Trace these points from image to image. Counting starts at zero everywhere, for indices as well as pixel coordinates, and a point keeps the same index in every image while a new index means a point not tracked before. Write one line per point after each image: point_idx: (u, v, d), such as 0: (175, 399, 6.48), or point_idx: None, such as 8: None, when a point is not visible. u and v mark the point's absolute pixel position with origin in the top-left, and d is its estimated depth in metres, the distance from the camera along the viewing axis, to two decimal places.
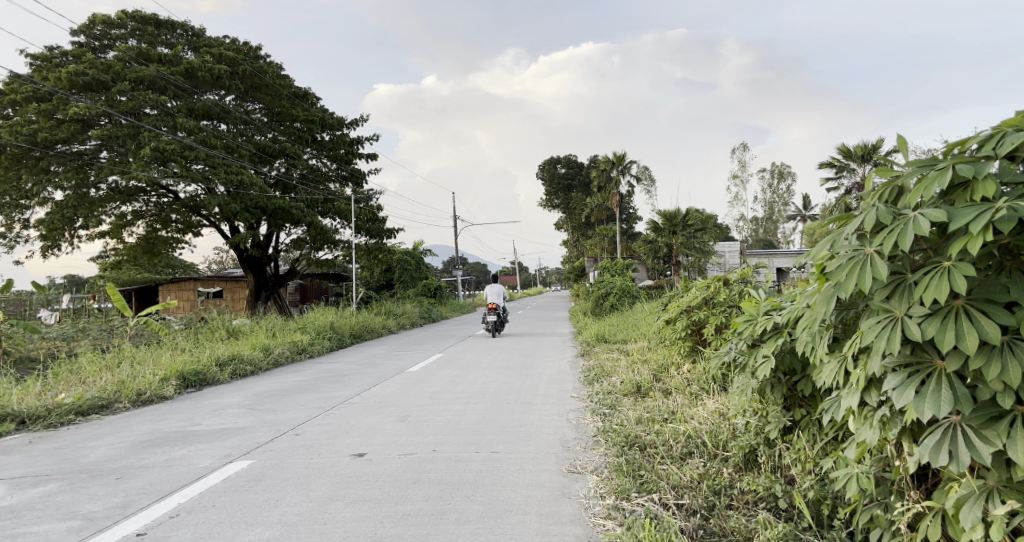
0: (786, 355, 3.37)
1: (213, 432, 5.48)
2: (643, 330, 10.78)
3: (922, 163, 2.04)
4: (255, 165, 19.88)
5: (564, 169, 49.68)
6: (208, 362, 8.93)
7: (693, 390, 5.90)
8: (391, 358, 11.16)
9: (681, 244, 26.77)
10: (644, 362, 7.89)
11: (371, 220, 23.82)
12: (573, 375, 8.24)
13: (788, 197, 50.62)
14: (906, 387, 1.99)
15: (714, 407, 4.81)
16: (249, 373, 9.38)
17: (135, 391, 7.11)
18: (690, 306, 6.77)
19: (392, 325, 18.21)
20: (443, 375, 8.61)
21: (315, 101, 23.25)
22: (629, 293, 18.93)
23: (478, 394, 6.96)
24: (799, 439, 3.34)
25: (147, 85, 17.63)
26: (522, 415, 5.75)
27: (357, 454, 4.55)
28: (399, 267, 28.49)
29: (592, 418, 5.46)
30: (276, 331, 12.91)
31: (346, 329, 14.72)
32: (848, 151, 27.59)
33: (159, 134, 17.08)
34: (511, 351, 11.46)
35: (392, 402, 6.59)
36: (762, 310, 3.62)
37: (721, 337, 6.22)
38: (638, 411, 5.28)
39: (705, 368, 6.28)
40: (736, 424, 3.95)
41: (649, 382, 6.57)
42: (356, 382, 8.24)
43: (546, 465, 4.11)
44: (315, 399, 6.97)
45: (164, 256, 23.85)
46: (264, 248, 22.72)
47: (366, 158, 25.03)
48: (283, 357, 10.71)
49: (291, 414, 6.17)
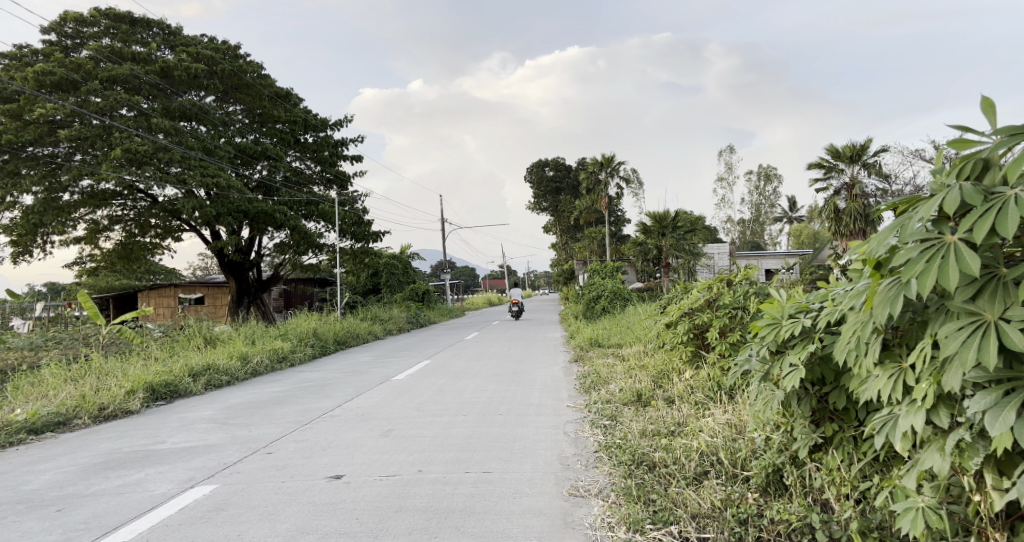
0: (816, 364, 2.98)
1: (177, 451, 4.97)
2: (638, 333, 10.41)
3: (1018, 131, 1.70)
4: (235, 167, 19.30)
5: (552, 172, 49.26)
6: (180, 372, 8.38)
7: (699, 399, 5.54)
8: (376, 365, 10.66)
9: (671, 246, 26.42)
10: (642, 368, 7.51)
11: (356, 223, 23.27)
12: (568, 382, 7.85)
13: (774, 199, 50.76)
14: (1004, 409, 1.65)
15: (726, 417, 4.45)
16: (224, 384, 8.85)
17: (98, 405, 6.55)
18: (692, 308, 6.45)
19: (378, 331, 17.71)
20: (432, 384, 8.17)
21: (298, 101, 22.67)
22: (621, 296, 18.60)
23: (467, 404, 6.53)
24: (832, 458, 2.96)
25: (119, 83, 16.99)
26: (515, 428, 5.33)
27: (334, 475, 4.09)
28: (386, 271, 27.95)
29: (592, 430, 5.06)
30: (256, 339, 12.35)
31: (330, 335, 14.19)
32: (837, 151, 27.53)
33: (132, 135, 16.43)
34: (500, 358, 11.03)
35: (375, 415, 6.12)
36: (787, 312, 3.22)
37: (726, 341, 5.89)
38: (643, 423, 4.90)
39: (710, 375, 5.94)
40: (756, 439, 3.59)
41: (650, 390, 6.20)
42: (338, 392, 7.76)
43: (543, 487, 3.70)
44: (293, 412, 6.48)
45: (144, 262, 23.15)
46: (245, 253, 22.07)
47: (350, 160, 24.51)
48: (263, 366, 10.18)
49: (265, 429, 5.68)
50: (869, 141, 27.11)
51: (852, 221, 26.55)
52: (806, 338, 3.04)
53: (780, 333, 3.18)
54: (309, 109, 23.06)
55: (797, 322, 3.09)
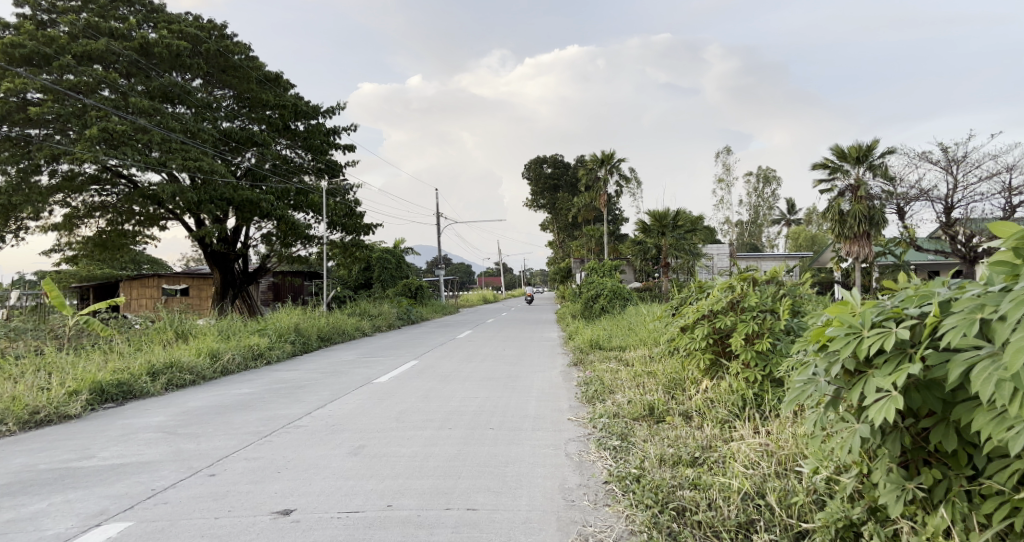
0: (917, 389, 2.21)
1: (104, 468, 4.14)
2: (643, 337, 9.66)
3: None
4: (220, 152, 18.48)
5: (550, 169, 48.49)
6: (137, 370, 7.53)
7: (724, 417, 4.86)
8: (358, 365, 9.83)
9: (670, 245, 25.55)
10: (651, 375, 6.77)
11: (347, 216, 22.46)
12: (568, 390, 7.08)
13: (773, 200, 50.19)
14: None
15: (766, 447, 3.78)
16: (188, 383, 8.02)
17: (29, 409, 5.70)
18: (711, 310, 5.70)
19: (367, 326, 16.89)
20: (417, 388, 7.36)
21: (288, 87, 21.81)
22: (620, 296, 17.81)
23: (454, 414, 5.76)
24: (938, 520, 2.19)
25: (95, 60, 16.06)
26: (508, 447, 4.56)
27: (283, 511, 3.29)
28: (378, 265, 27.04)
29: (599, 453, 4.29)
30: (231, 334, 11.50)
31: (313, 331, 13.36)
32: (843, 151, 26.86)
33: (109, 114, 15.42)
34: (494, 359, 10.22)
35: (346, 427, 5.29)
36: (870, 320, 2.41)
37: (753, 349, 5.20)
38: (661, 446, 4.17)
39: (734, 387, 5.26)
40: (814, 479, 2.85)
41: (663, 401, 5.45)
42: (311, 397, 6.93)
43: (541, 535, 2.91)
44: (254, 421, 5.66)
45: (126, 251, 22.26)
46: (230, 244, 21.22)
47: (342, 150, 23.67)
48: (234, 364, 9.34)
49: (217, 442, 4.85)
50: (876, 141, 26.49)
51: (856, 224, 25.86)
52: (902, 354, 2.26)
53: (860, 345, 2.39)
54: (299, 96, 22.19)
55: (885, 331, 2.30)
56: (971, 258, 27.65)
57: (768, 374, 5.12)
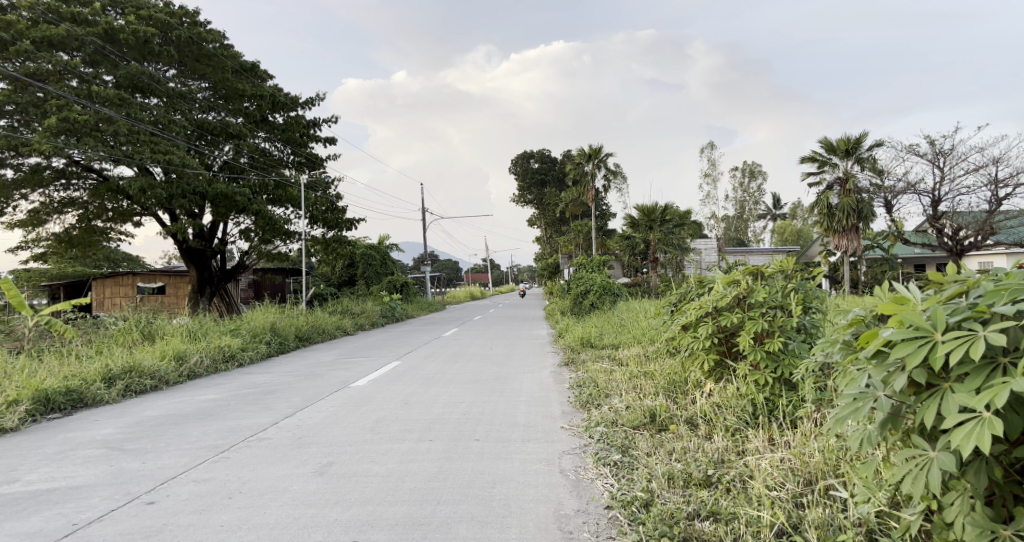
0: (1014, 409, 1.75)
1: (23, 495, 3.55)
2: (636, 334, 9.20)
3: None
4: (193, 143, 17.71)
5: (537, 164, 47.98)
6: (90, 376, 6.89)
7: (733, 426, 4.44)
8: (336, 367, 9.23)
9: (659, 240, 25.09)
10: (648, 377, 6.31)
11: (329, 210, 21.77)
12: (560, 393, 6.59)
13: (759, 196, 50.16)
14: None
15: (789, 464, 3.35)
16: (149, 389, 7.38)
17: None
18: (715, 307, 5.21)
19: (349, 325, 16.30)
20: (397, 393, 6.82)
21: (265, 76, 21.02)
22: (610, 291, 17.36)
23: (436, 422, 5.23)
24: None
25: (56, 46, 15.28)
26: (495, 463, 4.05)
27: None
28: (363, 262, 26.38)
29: (598, 470, 3.83)
30: (201, 335, 10.83)
31: (290, 330, 12.71)
32: (832, 144, 26.68)
33: (71, 103, 14.61)
34: (480, 359, 9.71)
35: (315, 440, 4.74)
36: (948, 322, 1.95)
37: (763, 349, 4.77)
38: (667, 462, 3.76)
39: (741, 391, 4.82)
40: (863, 512, 2.41)
41: (665, 407, 4.98)
42: (281, 404, 6.35)
43: None
44: (214, 432, 5.08)
45: (99, 248, 21.38)
46: (206, 240, 20.44)
47: (323, 142, 22.96)
48: (202, 368, 8.70)
49: (166, 459, 4.27)
50: (864, 134, 26.35)
51: (845, 217, 25.71)
52: (994, 364, 1.81)
53: (932, 353, 1.94)
54: (278, 87, 21.43)
55: (969, 336, 1.85)
56: (957, 251, 27.70)
57: (779, 376, 4.71)
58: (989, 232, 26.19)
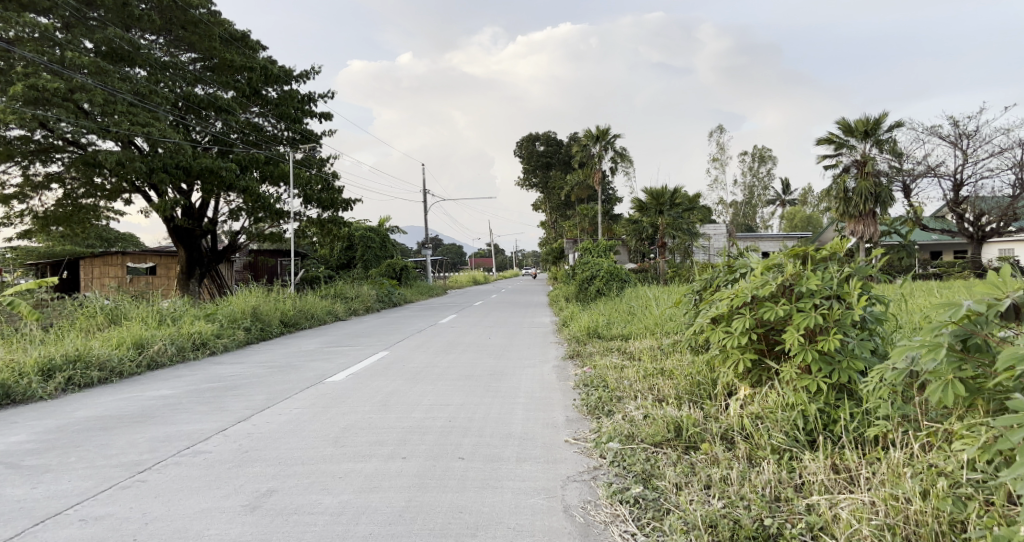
0: None
1: None
2: (650, 324, 8.24)
3: None
4: (179, 117, 16.76)
5: (542, 146, 46.42)
6: (26, 367, 6.03)
7: (781, 446, 3.49)
8: (316, 358, 8.32)
9: (668, 224, 23.95)
10: (667, 378, 5.35)
11: (324, 189, 20.79)
12: (564, 394, 5.67)
13: (769, 181, 48.90)
14: None
15: (881, 515, 2.41)
16: (97, 382, 6.50)
17: None
18: (753, 297, 4.25)
19: (340, 311, 15.43)
20: (377, 391, 5.90)
21: (255, 46, 19.87)
22: (617, 277, 16.34)
23: (414, 433, 4.32)
24: None
25: (28, 7, 14.28)
26: (479, 495, 3.14)
27: None
28: (361, 244, 25.52)
29: (613, 510, 2.94)
30: (172, 319, 9.93)
31: (273, 316, 11.81)
32: (849, 125, 25.47)
33: (39, 70, 13.62)
34: (476, 350, 8.80)
35: (261, 456, 3.83)
36: None
37: (814, 348, 3.83)
38: (705, 502, 2.85)
39: (788, 399, 3.84)
40: None
41: (693, 419, 4.05)
42: (242, 403, 5.45)
43: None
44: (143, 442, 4.18)
45: (87, 226, 20.54)
46: (195, 218, 19.53)
47: (317, 118, 21.92)
48: (165, 356, 7.83)
49: (67, 479, 3.38)
50: (884, 115, 25.13)
51: (862, 202, 24.45)
52: None
53: None
54: (270, 59, 20.35)
55: None
56: (978, 237, 26.54)
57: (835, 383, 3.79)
58: (1012, 218, 25.04)
